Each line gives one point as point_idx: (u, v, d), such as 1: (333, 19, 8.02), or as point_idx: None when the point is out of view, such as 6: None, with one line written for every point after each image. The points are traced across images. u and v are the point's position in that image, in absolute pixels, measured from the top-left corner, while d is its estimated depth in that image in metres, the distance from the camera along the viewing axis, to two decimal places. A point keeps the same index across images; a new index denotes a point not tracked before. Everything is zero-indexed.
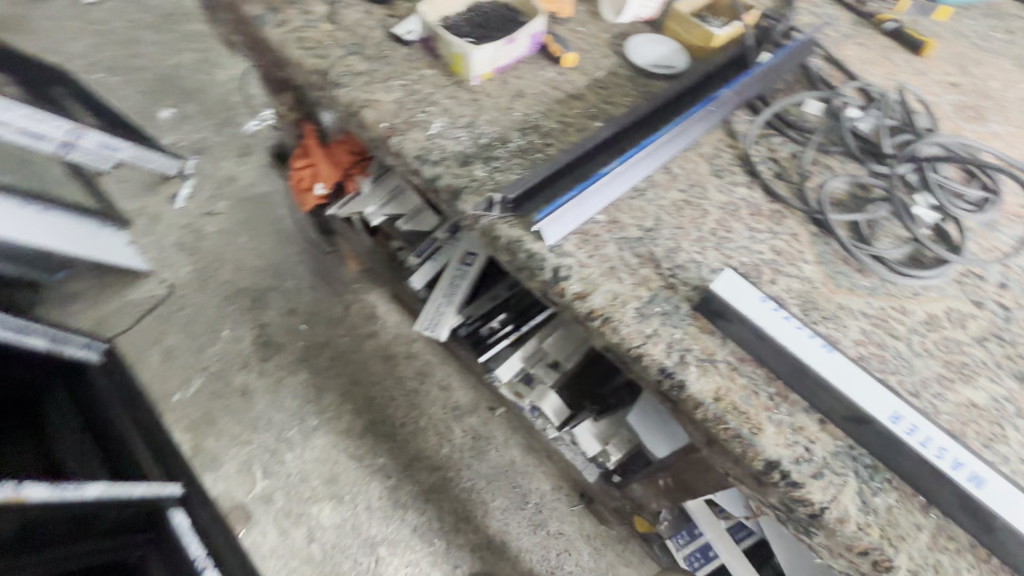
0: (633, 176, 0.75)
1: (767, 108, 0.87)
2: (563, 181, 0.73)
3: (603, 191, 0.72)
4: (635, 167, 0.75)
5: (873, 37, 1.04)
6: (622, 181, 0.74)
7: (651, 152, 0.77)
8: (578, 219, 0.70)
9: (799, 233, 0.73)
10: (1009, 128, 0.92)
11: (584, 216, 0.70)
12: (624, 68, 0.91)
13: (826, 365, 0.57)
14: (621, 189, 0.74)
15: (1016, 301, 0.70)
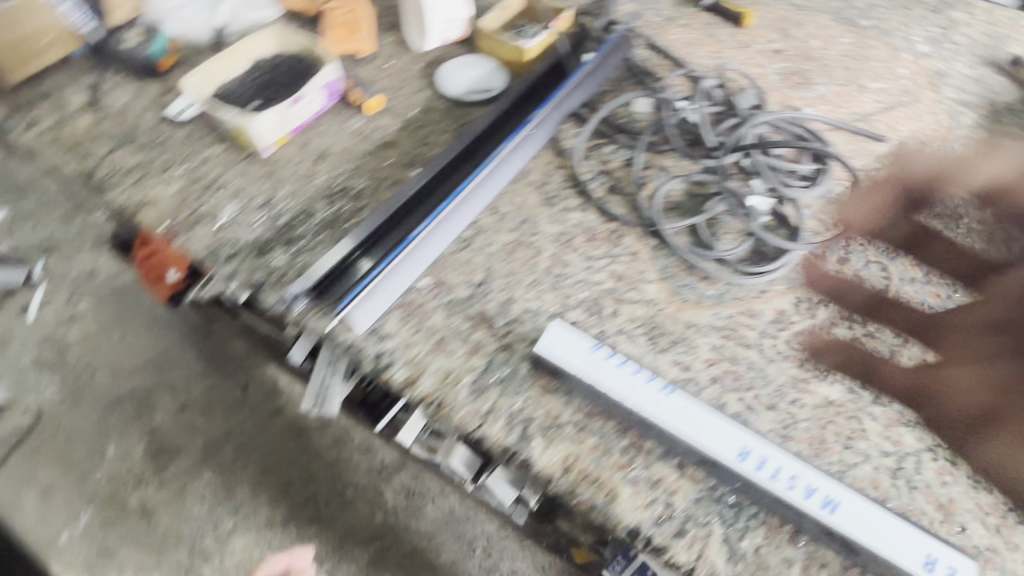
0: (451, 230, 0.68)
1: (594, 115, 0.83)
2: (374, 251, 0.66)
3: (417, 257, 0.64)
4: (449, 219, 0.68)
5: (695, 14, 1.02)
6: (437, 238, 0.66)
7: (466, 198, 0.69)
8: (393, 293, 0.62)
9: (638, 251, 0.69)
10: (835, 88, 0.92)
11: (401, 288, 0.63)
12: (440, 100, 0.84)
13: (664, 411, 0.52)
14: (441, 246, 0.67)
15: (860, 274, 0.69)
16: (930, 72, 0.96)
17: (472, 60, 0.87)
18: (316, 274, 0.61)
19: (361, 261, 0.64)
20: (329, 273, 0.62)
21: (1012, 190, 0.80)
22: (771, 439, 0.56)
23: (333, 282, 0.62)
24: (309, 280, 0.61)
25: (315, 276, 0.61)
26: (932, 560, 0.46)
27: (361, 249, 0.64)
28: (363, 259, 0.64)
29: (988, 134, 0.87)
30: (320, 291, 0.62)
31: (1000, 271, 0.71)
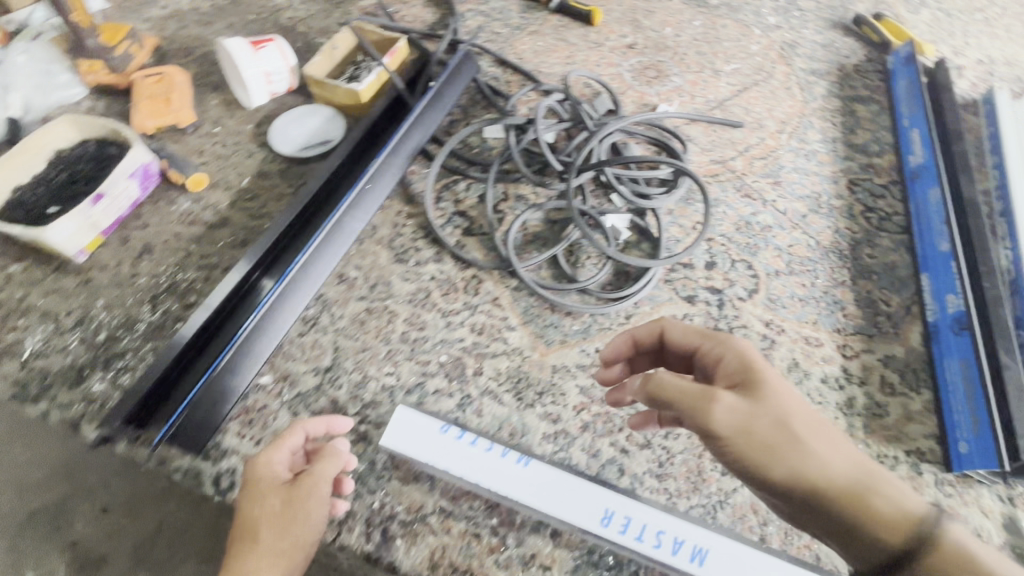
0: (286, 319, 0.62)
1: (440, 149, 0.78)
2: (199, 359, 0.59)
3: (257, 348, 0.59)
4: (279, 310, 0.61)
5: (544, 18, 0.98)
6: (271, 330, 0.61)
7: (294, 284, 0.62)
8: (223, 407, 0.57)
9: (499, 296, 0.66)
10: (690, 76, 0.90)
11: (231, 397, 0.57)
12: (275, 163, 0.78)
13: (523, 487, 0.49)
14: (275, 338, 0.61)
15: (726, 277, 0.67)
16: (781, 44, 0.95)
17: (308, 112, 0.81)
18: (212, 306, 0.60)
19: (260, 280, 0.65)
20: (228, 300, 0.62)
21: (867, 157, 0.80)
22: (648, 482, 0.54)
23: (232, 311, 0.63)
24: (207, 310, 0.60)
25: (212, 308, 0.60)
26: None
27: (257, 270, 0.65)
28: (263, 278, 0.65)
29: (840, 101, 0.87)
30: (217, 326, 0.61)
31: (861, 246, 0.71)
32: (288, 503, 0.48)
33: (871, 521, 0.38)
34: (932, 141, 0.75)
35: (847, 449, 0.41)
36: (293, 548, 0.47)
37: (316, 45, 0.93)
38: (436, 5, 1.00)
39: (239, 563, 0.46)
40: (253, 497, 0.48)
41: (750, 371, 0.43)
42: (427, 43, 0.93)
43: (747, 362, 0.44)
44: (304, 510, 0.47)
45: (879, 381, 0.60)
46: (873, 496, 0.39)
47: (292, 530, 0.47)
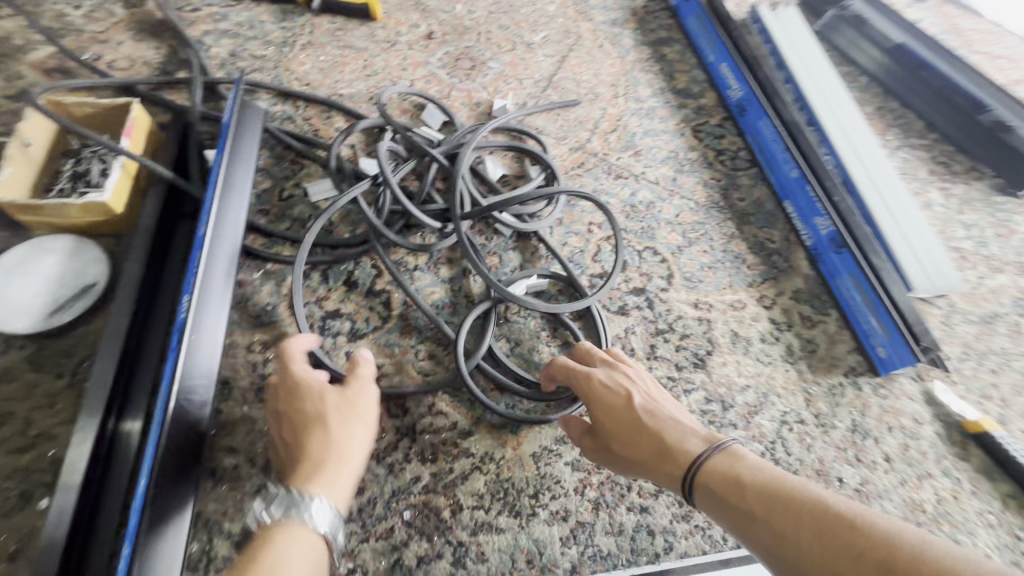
0: (174, 556, 0.41)
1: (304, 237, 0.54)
2: None
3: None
4: (155, 548, 0.40)
5: (312, 23, 0.78)
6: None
7: (160, 513, 0.41)
8: None
9: (433, 399, 0.53)
10: (506, 57, 0.81)
11: None
12: (11, 350, 0.50)
13: None
14: None
15: (642, 273, 0.64)
16: None
17: (31, 253, 0.53)
18: (75, 484, 0.42)
19: (121, 426, 0.47)
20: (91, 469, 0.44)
21: (695, 100, 0.82)
22: (679, 529, 0.50)
23: (103, 481, 0.45)
24: (71, 491, 0.42)
25: (73, 490, 0.42)
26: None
27: (110, 415, 0.46)
28: (123, 422, 0.47)
29: (648, 48, 0.87)
30: (91, 510, 0.43)
31: (729, 192, 0.73)
32: (346, 395, 0.46)
33: (672, 486, 0.42)
34: (743, 72, 0.79)
35: (637, 431, 0.44)
36: (359, 432, 0.45)
37: None
38: (154, 36, 0.73)
39: (307, 455, 0.43)
40: (303, 398, 0.46)
41: (599, 405, 0.46)
42: (170, 94, 0.68)
43: (601, 395, 0.46)
44: (364, 400, 0.46)
45: (799, 318, 0.65)
46: (663, 469, 0.42)
47: (355, 417, 0.45)
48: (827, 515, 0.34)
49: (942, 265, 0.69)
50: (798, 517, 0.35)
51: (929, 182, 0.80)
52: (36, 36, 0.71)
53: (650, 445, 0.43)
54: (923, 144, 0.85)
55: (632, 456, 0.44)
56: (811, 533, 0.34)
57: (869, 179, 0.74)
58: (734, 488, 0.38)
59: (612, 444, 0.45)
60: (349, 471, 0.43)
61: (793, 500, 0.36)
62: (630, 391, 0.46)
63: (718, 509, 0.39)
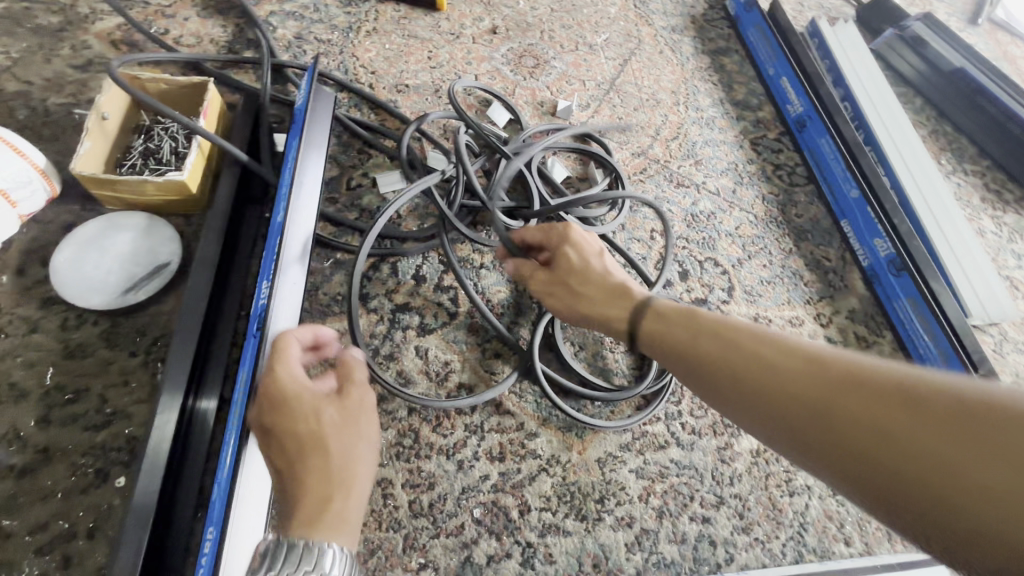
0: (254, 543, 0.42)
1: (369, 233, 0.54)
2: None
3: None
4: (240, 526, 0.40)
5: (376, 10, 0.78)
6: (241, 559, 0.39)
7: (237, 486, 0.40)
8: None
9: (501, 399, 0.53)
10: (569, 57, 0.80)
11: None
12: (85, 326, 0.50)
13: None
14: None
15: (703, 283, 0.65)
16: (634, 2, 0.90)
17: (105, 229, 0.53)
18: (158, 464, 0.43)
19: (198, 404, 0.48)
20: (172, 445, 0.45)
21: (753, 112, 0.82)
22: (740, 541, 0.51)
23: (181, 460, 0.45)
24: (155, 470, 0.43)
25: (157, 469, 0.43)
26: None
27: (189, 392, 0.47)
28: (200, 401, 0.48)
29: (708, 57, 0.87)
30: (170, 491, 0.44)
31: (787, 208, 0.74)
32: (348, 408, 0.41)
33: (617, 322, 0.45)
34: (805, 88, 0.79)
35: (597, 276, 0.48)
36: (368, 454, 0.40)
37: (53, 109, 0.61)
38: (220, 14, 0.72)
39: (306, 495, 0.37)
40: (296, 414, 0.39)
41: (573, 246, 0.50)
42: (236, 74, 0.68)
43: (574, 240, 0.50)
44: (368, 411, 0.41)
45: (854, 338, 0.65)
46: (614, 305, 0.46)
47: (364, 434, 0.40)
48: (805, 357, 0.34)
49: (996, 295, 0.69)
50: (734, 334, 0.37)
51: (982, 210, 0.80)
52: (102, 5, 0.70)
53: (607, 289, 0.47)
54: (976, 171, 0.84)
55: (585, 297, 0.48)
56: (744, 343, 0.37)
57: (926, 202, 0.74)
58: (701, 332, 0.39)
59: (570, 282, 0.49)
60: (356, 502, 0.38)
61: (744, 335, 0.37)
62: (600, 248, 0.51)
63: (660, 331, 0.42)
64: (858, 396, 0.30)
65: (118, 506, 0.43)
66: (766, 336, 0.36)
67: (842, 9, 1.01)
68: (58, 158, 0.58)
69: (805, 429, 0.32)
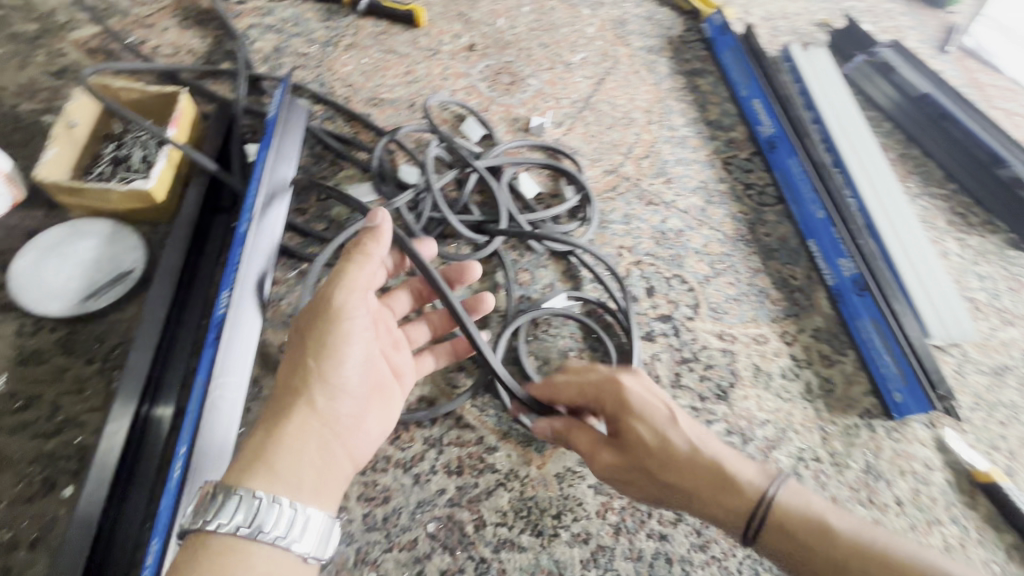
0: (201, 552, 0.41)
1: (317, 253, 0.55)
2: None
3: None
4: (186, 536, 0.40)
5: (356, 25, 0.79)
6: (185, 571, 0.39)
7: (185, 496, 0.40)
8: None
9: (462, 411, 0.53)
10: (545, 75, 0.82)
11: None
12: (42, 332, 0.50)
13: None
14: None
15: (669, 300, 0.65)
16: (612, 23, 0.92)
17: (68, 236, 0.53)
18: (107, 473, 0.43)
19: (153, 413, 0.47)
20: (123, 452, 0.44)
21: (725, 133, 0.84)
22: (696, 559, 0.51)
23: (132, 469, 0.45)
24: (103, 480, 0.42)
25: (106, 478, 0.43)
26: None
27: (144, 400, 0.47)
28: (156, 408, 0.48)
29: (683, 78, 0.89)
30: (119, 499, 0.44)
31: (755, 227, 0.75)
32: (307, 341, 0.45)
33: (731, 523, 0.43)
34: (776, 110, 0.80)
35: (687, 463, 0.45)
36: (309, 393, 0.43)
37: (24, 115, 0.61)
38: (199, 25, 0.73)
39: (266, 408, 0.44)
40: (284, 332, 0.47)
41: (648, 418, 0.46)
42: (212, 84, 0.68)
43: (644, 407, 0.47)
44: (333, 341, 0.45)
45: (818, 356, 0.66)
46: (708, 497, 0.44)
47: (313, 370, 0.44)
48: (878, 559, 0.39)
49: (959, 317, 0.70)
50: (833, 543, 0.40)
51: (946, 232, 0.82)
52: (81, 14, 0.70)
53: (697, 475, 0.44)
54: (943, 194, 0.86)
55: (681, 488, 0.44)
56: (843, 555, 0.40)
57: (892, 224, 0.76)
58: (810, 537, 0.41)
59: (655, 470, 0.45)
60: (283, 445, 0.42)
61: (830, 538, 0.41)
62: (671, 410, 0.47)
63: (774, 539, 0.42)
64: None
65: (63, 517, 0.43)
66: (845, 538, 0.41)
67: (815, 34, 1.03)
68: (26, 164, 0.58)
69: None
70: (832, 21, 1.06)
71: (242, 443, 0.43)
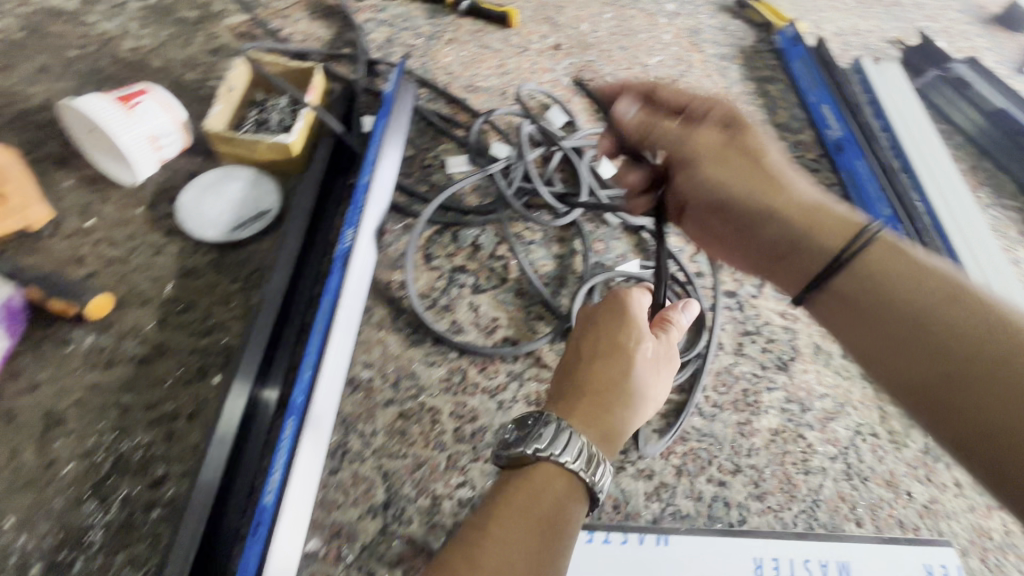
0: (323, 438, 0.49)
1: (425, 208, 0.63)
2: (233, 538, 0.46)
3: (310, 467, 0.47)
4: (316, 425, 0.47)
5: (456, 23, 0.89)
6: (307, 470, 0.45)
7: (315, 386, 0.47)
8: None
9: (540, 353, 0.59)
10: (623, 74, 0.89)
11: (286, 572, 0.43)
12: (199, 254, 0.59)
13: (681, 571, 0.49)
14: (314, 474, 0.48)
15: (735, 278, 0.70)
16: (686, 32, 0.99)
17: (222, 177, 0.63)
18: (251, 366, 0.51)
19: (261, 394, 0.52)
20: (248, 395, 0.50)
21: (793, 135, 0.88)
22: (753, 506, 0.54)
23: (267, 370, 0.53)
24: (248, 371, 0.51)
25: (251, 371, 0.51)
26: (929, 567, 0.52)
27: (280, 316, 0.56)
28: (263, 390, 0.52)
29: (753, 83, 0.94)
30: (256, 392, 0.52)
31: None
32: (650, 355, 0.51)
33: (775, 211, 0.52)
34: (845, 115, 0.84)
35: (754, 165, 0.54)
36: (645, 396, 0.49)
37: (188, 83, 0.73)
38: (325, 17, 0.84)
39: (599, 391, 0.48)
40: (616, 334, 0.51)
41: (736, 131, 0.56)
42: (335, 67, 0.79)
43: (735, 117, 0.57)
44: (664, 369, 0.51)
45: None
46: (761, 185, 0.53)
47: (650, 382, 0.50)
48: (939, 295, 0.44)
49: None
50: (888, 273, 0.46)
51: (1017, 242, 0.82)
52: (232, 5, 0.83)
53: (755, 171, 0.54)
54: (1014, 207, 0.87)
55: (734, 170, 0.54)
56: (887, 282, 0.46)
57: (958, 226, 0.77)
58: (868, 269, 0.47)
59: (730, 157, 0.55)
60: (620, 431, 0.47)
61: (898, 271, 0.46)
62: (750, 130, 0.56)
63: (811, 239, 0.50)
64: (956, 321, 0.42)
65: (213, 399, 0.51)
66: (910, 280, 0.45)
67: (887, 50, 1.06)
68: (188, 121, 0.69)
69: (916, 348, 0.44)
70: (905, 39, 1.08)
71: (587, 402, 0.47)
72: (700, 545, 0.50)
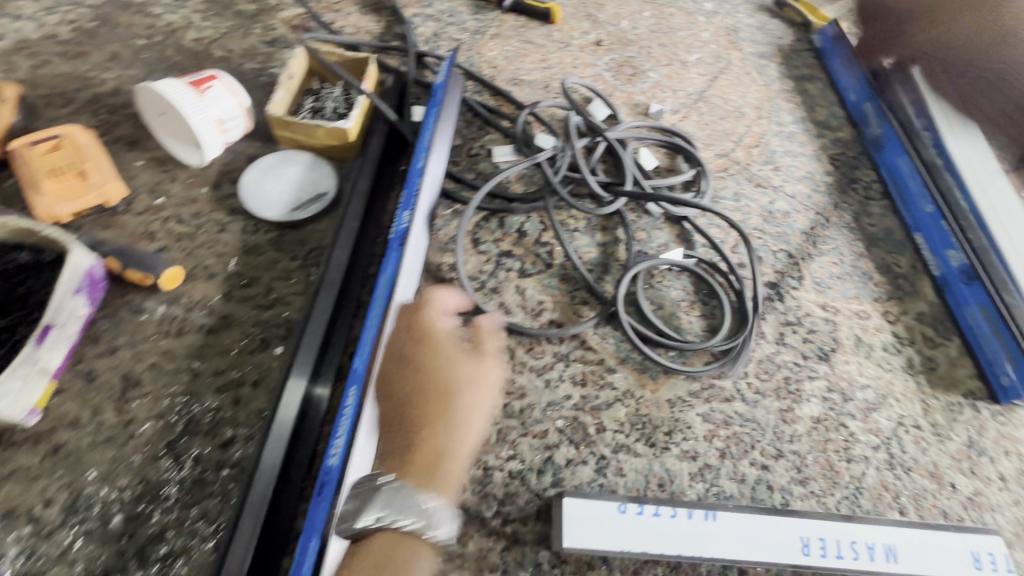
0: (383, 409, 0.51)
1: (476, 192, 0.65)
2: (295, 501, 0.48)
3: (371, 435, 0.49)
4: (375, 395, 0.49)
5: (500, 19, 0.91)
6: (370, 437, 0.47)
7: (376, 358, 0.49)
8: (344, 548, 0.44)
9: (585, 336, 0.61)
10: (663, 70, 0.90)
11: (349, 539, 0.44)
12: (260, 232, 0.62)
13: (727, 546, 0.48)
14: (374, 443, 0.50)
15: (775, 270, 0.71)
16: (725, 30, 1.00)
17: (282, 161, 0.66)
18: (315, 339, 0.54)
19: (314, 391, 0.53)
20: (311, 367, 0.53)
21: (832, 132, 0.88)
22: (796, 490, 0.55)
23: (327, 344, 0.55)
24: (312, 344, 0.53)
25: (314, 344, 0.54)
26: (977, 555, 0.51)
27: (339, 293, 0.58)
28: (315, 388, 0.53)
29: (792, 81, 0.94)
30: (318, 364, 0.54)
31: (860, 216, 0.78)
32: (482, 359, 0.53)
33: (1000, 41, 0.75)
34: (887, 113, 0.84)
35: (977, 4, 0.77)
36: (480, 406, 0.51)
37: (247, 72, 0.76)
38: (375, 12, 0.87)
39: (417, 434, 0.48)
40: (421, 365, 0.51)
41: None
42: (385, 59, 0.82)
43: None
44: (487, 385, 0.52)
45: (922, 337, 0.68)
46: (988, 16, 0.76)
47: (475, 399, 0.51)
48: None
49: None
50: None
51: None
52: None
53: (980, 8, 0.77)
54: None
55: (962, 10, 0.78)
56: None
57: None
58: None
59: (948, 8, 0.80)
60: (454, 466, 0.48)
61: None
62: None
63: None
64: None
65: (275, 368, 0.54)
66: None
67: None
68: None
69: None
70: None
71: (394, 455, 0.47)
72: (747, 521, 0.49)
